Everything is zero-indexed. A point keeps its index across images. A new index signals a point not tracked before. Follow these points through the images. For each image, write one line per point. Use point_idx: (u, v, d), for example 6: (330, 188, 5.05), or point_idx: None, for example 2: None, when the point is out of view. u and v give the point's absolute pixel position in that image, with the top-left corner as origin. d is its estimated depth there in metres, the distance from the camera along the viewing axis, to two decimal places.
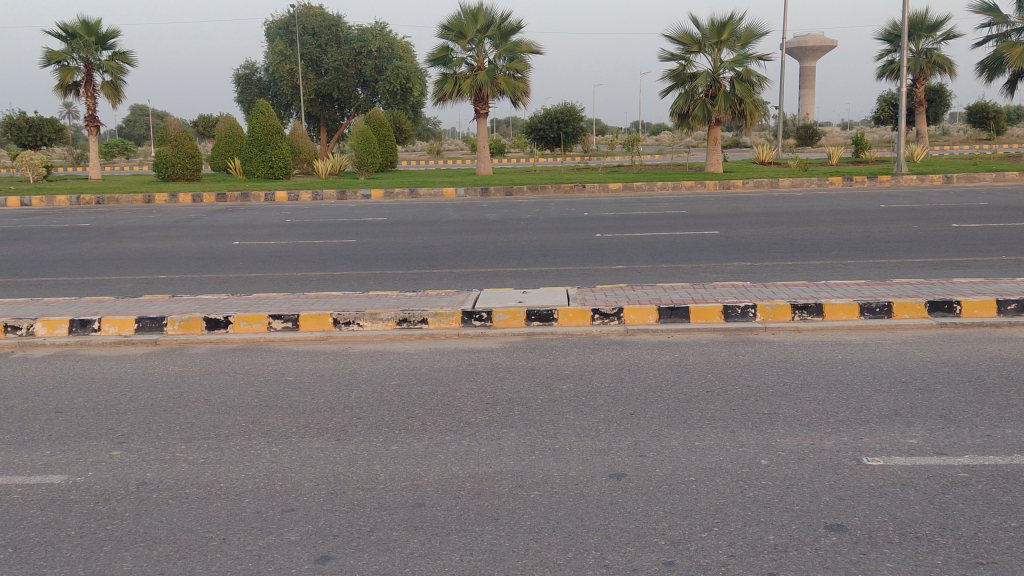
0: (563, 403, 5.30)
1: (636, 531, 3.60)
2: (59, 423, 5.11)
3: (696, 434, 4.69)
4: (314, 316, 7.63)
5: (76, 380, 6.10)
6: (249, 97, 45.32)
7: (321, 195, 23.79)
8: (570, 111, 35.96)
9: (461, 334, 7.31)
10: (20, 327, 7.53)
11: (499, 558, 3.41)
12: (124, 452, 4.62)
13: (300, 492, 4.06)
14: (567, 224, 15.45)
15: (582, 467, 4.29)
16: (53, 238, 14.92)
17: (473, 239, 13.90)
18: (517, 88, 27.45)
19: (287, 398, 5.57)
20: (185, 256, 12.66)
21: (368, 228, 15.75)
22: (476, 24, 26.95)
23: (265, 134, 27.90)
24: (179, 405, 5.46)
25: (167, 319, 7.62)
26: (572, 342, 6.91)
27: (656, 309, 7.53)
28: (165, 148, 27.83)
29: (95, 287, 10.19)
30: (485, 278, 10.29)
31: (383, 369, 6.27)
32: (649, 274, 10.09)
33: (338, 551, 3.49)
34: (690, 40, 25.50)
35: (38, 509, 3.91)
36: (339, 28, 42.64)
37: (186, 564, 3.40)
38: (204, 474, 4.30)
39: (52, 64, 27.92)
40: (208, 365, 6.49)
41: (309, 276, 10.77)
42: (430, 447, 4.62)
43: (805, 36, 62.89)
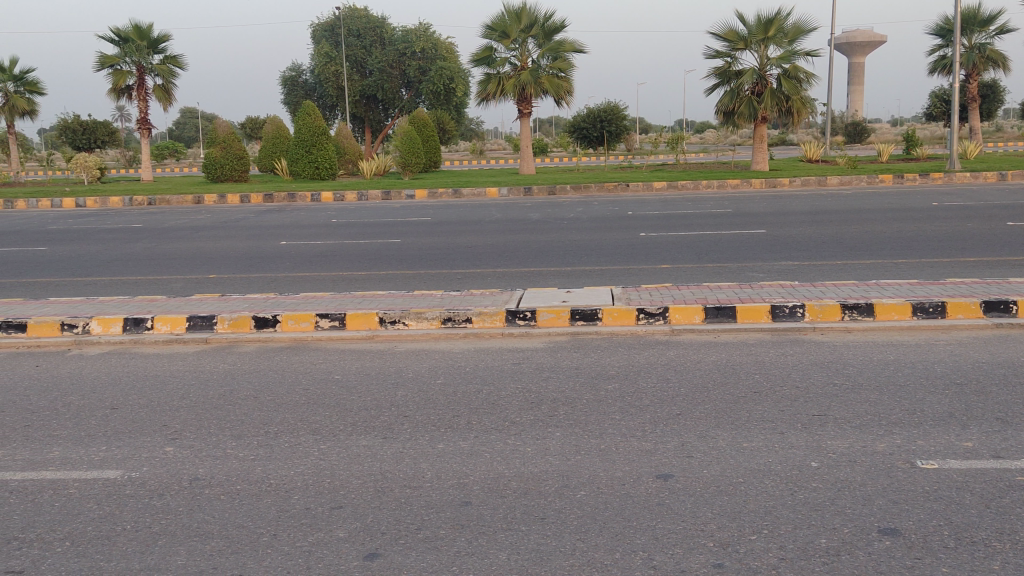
0: (609, 403, 5.28)
1: (685, 533, 3.58)
2: (115, 419, 5.23)
3: (744, 434, 4.65)
4: (360, 315, 7.69)
5: (130, 377, 6.23)
6: (296, 99, 45.90)
7: (366, 195, 24.02)
8: (613, 110, 35.77)
9: (506, 334, 7.31)
10: (76, 326, 7.70)
11: (547, 558, 3.41)
12: (177, 448, 4.71)
13: (348, 489, 4.10)
14: (612, 224, 15.37)
15: (629, 467, 4.27)
16: (107, 238, 15.26)
17: (516, 238, 13.90)
18: (561, 87, 27.38)
19: (335, 396, 5.63)
20: (233, 256, 12.84)
21: (414, 228, 15.84)
22: (520, 24, 27.00)
23: (311, 134, 28.22)
24: (229, 402, 5.56)
25: (218, 317, 7.75)
26: (617, 342, 6.87)
27: (702, 309, 7.46)
28: (215, 149, 28.32)
29: (147, 287, 10.37)
30: (529, 278, 10.27)
31: (428, 368, 6.29)
32: (695, 274, 9.99)
33: (386, 548, 3.52)
34: (735, 36, 25.25)
35: (94, 503, 4.00)
36: (383, 29, 43.04)
37: (238, 559, 3.46)
38: (255, 470, 4.37)
39: (106, 68, 28.55)
40: (257, 363, 6.58)
41: (355, 276, 10.84)
42: (476, 446, 4.63)
43: (854, 32, 62.04)
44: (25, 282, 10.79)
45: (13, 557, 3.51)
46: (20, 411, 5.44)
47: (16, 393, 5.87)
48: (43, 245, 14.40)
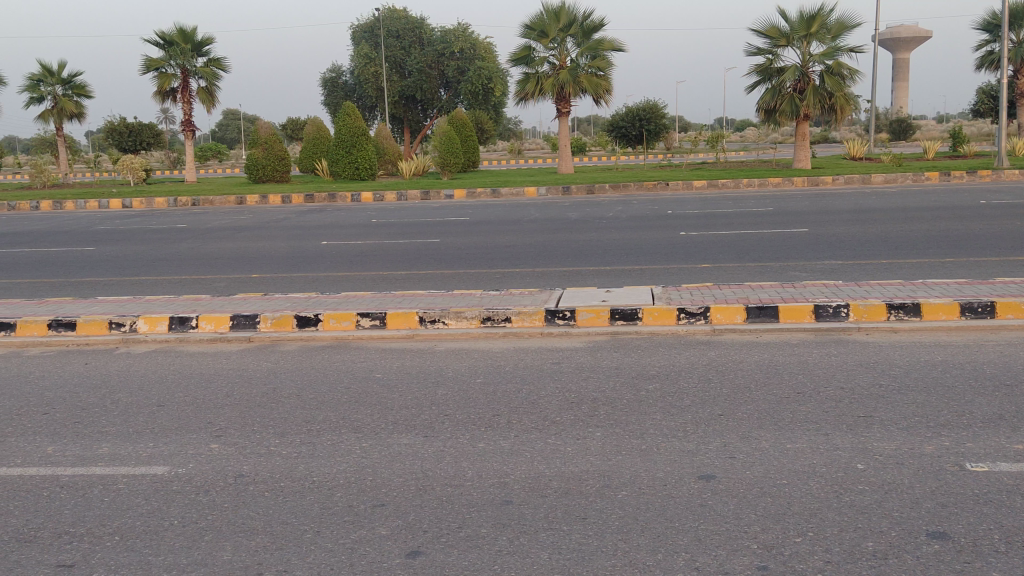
0: (650, 403, 5.25)
1: (728, 535, 3.54)
2: (161, 417, 5.32)
3: (788, 435, 4.60)
4: (401, 314, 7.75)
5: (175, 375, 6.34)
6: (336, 100, 46.32)
7: (405, 195, 24.15)
8: (653, 108, 35.54)
9: (545, 334, 7.31)
10: (124, 324, 7.85)
11: (589, 558, 3.40)
12: (222, 445, 4.78)
13: (390, 487, 4.13)
14: (652, 223, 15.30)
15: (670, 468, 4.25)
16: (153, 238, 15.53)
17: (556, 238, 13.91)
18: (600, 85, 27.28)
19: (376, 395, 5.66)
20: (276, 256, 12.98)
21: (453, 228, 15.89)
22: (558, 23, 26.96)
23: (351, 135, 28.47)
24: (273, 400, 5.62)
25: (261, 316, 7.84)
26: (658, 342, 6.84)
27: (744, 309, 7.39)
28: (257, 150, 28.68)
29: (192, 286, 10.53)
30: (569, 278, 10.25)
31: (468, 368, 6.30)
32: (737, 274, 9.90)
33: (429, 547, 3.53)
34: (777, 33, 24.98)
35: (143, 499, 4.07)
36: (422, 30, 43.31)
37: (282, 555, 3.50)
38: (298, 468, 4.42)
39: (151, 72, 29.07)
40: (300, 362, 6.65)
41: (395, 276, 10.90)
42: (517, 445, 4.63)
43: (898, 27, 61.04)
44: (74, 282, 11.02)
45: (64, 551, 3.57)
46: (70, 408, 5.56)
47: (68, 389, 6.01)
48: (91, 245, 14.70)
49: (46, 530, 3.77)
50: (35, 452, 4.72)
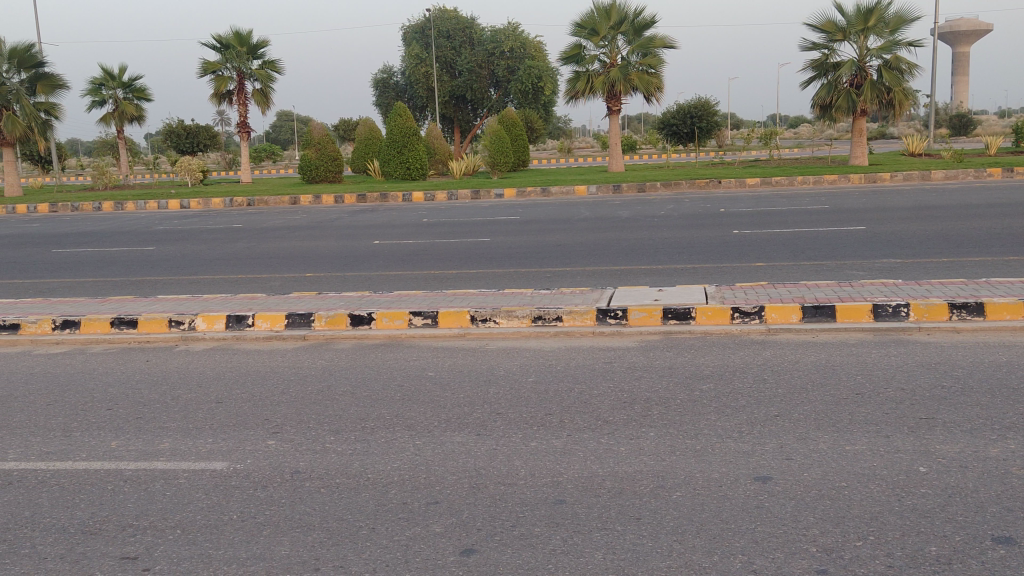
0: (705, 403, 5.20)
1: (785, 537, 3.49)
2: (220, 413, 5.43)
3: (847, 438, 4.51)
4: (452, 313, 7.79)
5: (233, 372, 6.45)
6: (387, 101, 46.70)
7: (456, 195, 24.24)
8: (705, 105, 35.14)
9: (597, 333, 7.28)
10: (183, 322, 8.02)
11: (643, 558, 3.38)
12: (278, 441, 4.85)
13: (444, 485, 4.15)
14: (704, 221, 15.18)
15: (726, 469, 4.20)
16: (211, 238, 15.84)
17: (608, 237, 13.84)
18: (651, 83, 27.10)
19: (429, 393, 5.70)
20: (329, 255, 13.14)
21: (504, 227, 15.93)
22: (609, 21, 26.83)
23: (402, 135, 28.68)
24: (328, 397, 5.69)
25: (315, 315, 7.95)
26: (712, 341, 6.76)
27: (800, 308, 7.28)
28: (310, 151, 29.06)
29: (249, 285, 10.72)
30: (620, 276, 10.21)
31: (520, 366, 6.30)
32: (792, 273, 9.76)
33: (483, 545, 3.54)
34: (833, 28, 24.54)
35: (203, 493, 4.15)
36: (472, 30, 43.44)
37: (339, 551, 3.54)
38: (353, 464, 4.47)
39: (208, 74, 29.64)
40: (353, 360, 6.73)
41: (447, 274, 10.98)
42: (569, 444, 4.63)
43: (958, 20, 59.63)
44: (134, 280, 11.27)
45: (128, 544, 3.66)
46: (133, 404, 5.70)
47: (131, 386, 6.16)
48: (151, 245, 15.05)
49: (111, 522, 3.87)
50: (100, 446, 4.85)
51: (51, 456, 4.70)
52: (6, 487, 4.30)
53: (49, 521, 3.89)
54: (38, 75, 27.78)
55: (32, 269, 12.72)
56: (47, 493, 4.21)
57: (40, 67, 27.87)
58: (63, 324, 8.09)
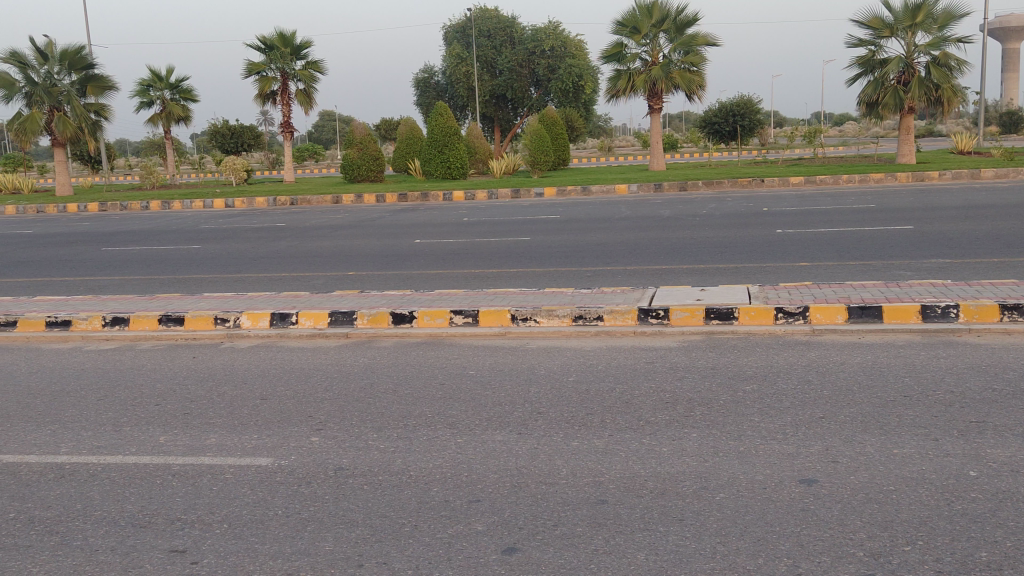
0: (748, 404, 5.16)
1: (832, 541, 3.45)
2: (265, 409, 5.50)
3: (895, 440, 4.44)
4: (493, 312, 7.79)
5: (277, 369, 6.55)
6: (428, 100, 46.95)
7: (496, 195, 24.29)
8: (747, 103, 34.77)
9: (639, 333, 7.25)
10: (228, 319, 8.13)
11: (685, 560, 3.36)
12: (322, 439, 4.90)
13: (485, 484, 4.16)
14: (746, 220, 15.05)
15: (771, 471, 4.15)
16: (255, 237, 16.07)
17: (648, 236, 13.78)
18: (693, 81, 26.91)
19: (470, 392, 5.72)
20: (370, 254, 13.27)
21: (544, 225, 15.94)
22: (651, 19, 26.70)
23: (443, 135, 28.82)
24: (370, 395, 5.74)
25: (357, 313, 8.03)
26: (755, 342, 6.70)
27: (845, 309, 7.18)
28: (352, 151, 29.32)
29: (292, 282, 10.87)
30: (661, 276, 10.18)
31: (561, 365, 6.31)
32: (837, 272, 9.63)
33: (524, 543, 3.55)
34: (880, 24, 24.17)
35: (249, 488, 4.22)
36: (513, 29, 43.53)
37: (382, 547, 3.57)
38: (395, 462, 4.49)
39: (253, 75, 30.04)
40: (395, 358, 6.77)
41: (487, 273, 11.04)
42: (610, 443, 4.62)
43: (1008, 16, 58.44)
44: (180, 278, 11.46)
45: (177, 537, 3.73)
46: (180, 399, 5.80)
47: (179, 382, 6.28)
48: (197, 244, 15.30)
49: (160, 516, 3.94)
50: (149, 440, 4.95)
51: (102, 450, 4.81)
52: (60, 479, 4.40)
53: (101, 513, 3.98)
54: (88, 77, 28.33)
55: (82, 267, 12.98)
56: (99, 486, 4.30)
57: (90, 69, 28.41)
58: (112, 320, 8.25)
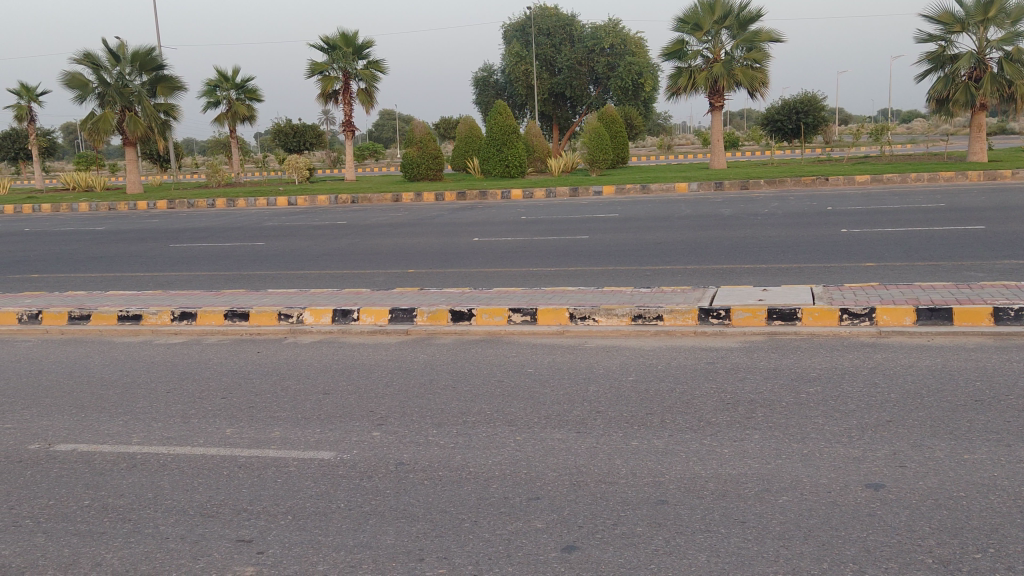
0: (812, 407, 5.06)
1: (900, 546, 3.38)
2: (327, 404, 5.60)
3: (965, 446, 4.32)
4: (551, 310, 7.79)
5: (339, 364, 6.64)
6: (487, 98, 47.06)
7: (555, 192, 24.29)
8: (811, 100, 34.14)
9: (699, 333, 7.17)
10: (291, 315, 8.28)
11: (749, 563, 3.32)
12: (383, 434, 4.96)
13: (544, 481, 4.18)
14: (810, 219, 14.81)
15: (836, 475, 4.08)
16: (317, 234, 16.32)
17: (709, 234, 13.63)
18: (755, 78, 26.52)
19: (528, 389, 5.74)
20: (430, 251, 13.39)
21: (602, 224, 15.90)
22: (713, 15, 26.37)
23: (502, 133, 28.87)
24: (429, 391, 5.79)
25: (417, 310, 8.10)
26: (820, 342, 6.60)
27: (914, 310, 7.00)
28: (412, 149, 29.56)
29: (353, 279, 11.02)
30: (721, 275, 10.07)
31: (619, 364, 6.29)
32: (904, 273, 9.42)
33: (584, 542, 3.55)
34: (951, 19, 23.53)
35: (312, 481, 4.29)
36: (573, 27, 43.35)
37: (442, 542, 3.60)
38: (455, 458, 4.53)
39: (316, 75, 30.50)
40: (455, 355, 6.83)
41: (545, 271, 11.05)
42: (670, 444, 4.58)
43: None
44: (246, 274, 11.70)
45: (244, 527, 3.81)
46: (246, 393, 5.92)
47: (243, 375, 6.42)
48: (261, 241, 15.59)
49: (227, 506, 4.03)
50: (216, 433, 5.06)
51: (172, 441, 4.93)
52: (132, 469, 4.53)
53: (171, 503, 4.09)
54: (158, 77, 29.05)
55: (152, 263, 13.34)
56: (168, 476, 4.42)
57: (160, 70, 29.12)
58: (180, 315, 8.46)
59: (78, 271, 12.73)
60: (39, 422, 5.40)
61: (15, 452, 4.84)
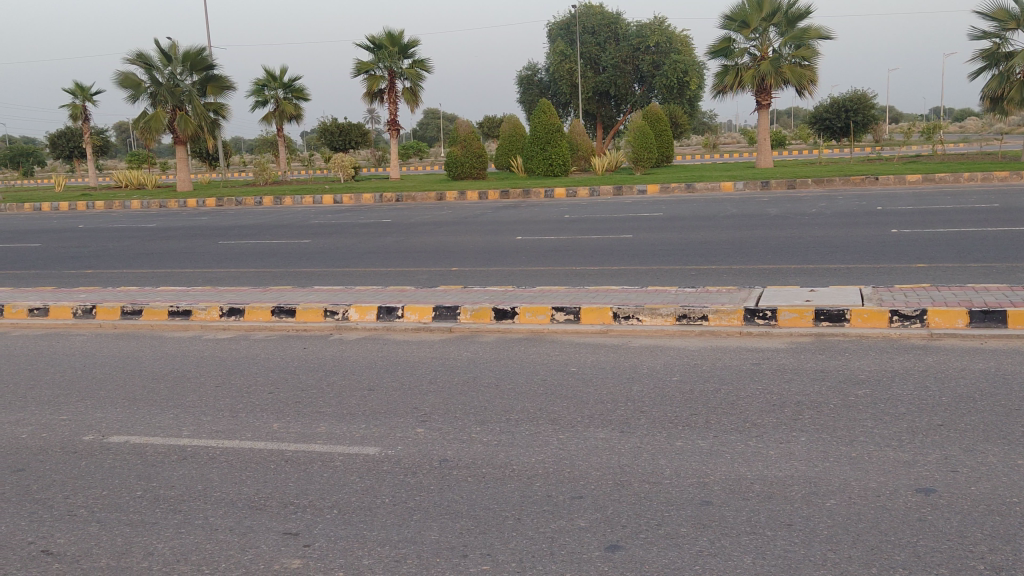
0: (860, 409, 4.98)
1: (951, 552, 3.31)
2: (373, 400, 5.65)
3: (1020, 452, 4.21)
4: (595, 309, 7.78)
5: (383, 361, 6.70)
6: (531, 97, 47.05)
7: (598, 190, 24.22)
8: (861, 98, 33.55)
9: (745, 333, 7.10)
10: (337, 312, 8.36)
11: (795, 566, 3.28)
12: (427, 430, 4.99)
13: (588, 480, 4.17)
14: (859, 219, 14.59)
15: (885, 479, 4.01)
16: (362, 232, 16.48)
17: (755, 234, 13.47)
18: (804, 76, 26.11)
19: (572, 388, 5.73)
20: (474, 249, 13.45)
21: (646, 223, 15.82)
22: (761, 12, 26.06)
23: (546, 132, 28.84)
24: (473, 389, 5.81)
25: (461, 308, 8.13)
26: (869, 344, 6.50)
27: (967, 312, 6.85)
28: (456, 148, 29.68)
29: (398, 277, 11.10)
30: (767, 275, 9.96)
31: (664, 364, 6.25)
32: (957, 274, 9.23)
33: (628, 541, 3.54)
34: (1007, 16, 22.99)
35: (357, 476, 4.33)
36: (618, 25, 43.13)
37: (485, 539, 3.61)
38: (499, 456, 4.54)
39: (362, 74, 30.76)
40: (498, 352, 6.84)
41: (589, 270, 11.04)
42: (715, 445, 4.54)
43: None
44: (293, 272, 11.84)
45: (291, 520, 3.86)
46: (293, 388, 6.00)
47: (290, 371, 6.51)
48: (307, 238, 15.78)
49: (274, 499, 4.09)
50: (264, 427, 5.13)
51: (220, 435, 5.02)
52: (182, 461, 4.62)
53: (220, 495, 4.16)
54: (208, 77, 29.54)
55: (201, 259, 13.57)
56: (217, 469, 4.49)
57: (210, 70, 29.60)
58: (228, 311, 8.61)
59: (130, 267, 13.00)
60: (93, 414, 5.52)
61: (70, 442, 4.96)
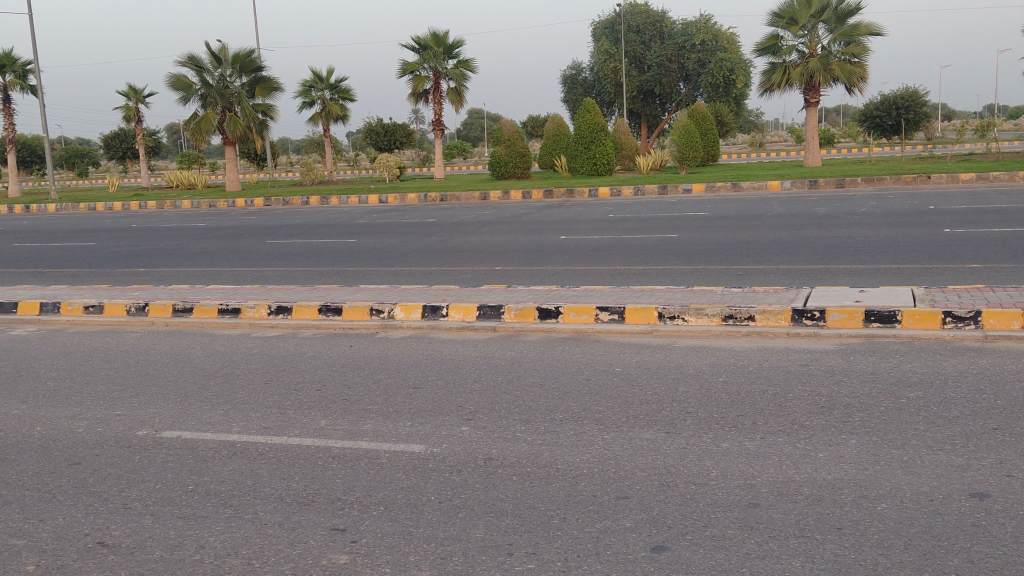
0: (912, 412, 4.89)
1: (1007, 559, 3.24)
2: (418, 398, 5.69)
3: None
4: (640, 309, 7.74)
5: (428, 359, 6.74)
6: (576, 97, 46.92)
7: (643, 190, 24.06)
8: (913, 95, 32.90)
9: (792, 334, 7.01)
10: (382, 310, 8.43)
11: (846, 569, 3.24)
12: (472, 429, 5.01)
13: (634, 480, 4.15)
14: (910, 218, 14.30)
15: (938, 483, 3.93)
16: (407, 231, 16.57)
17: (802, 234, 13.28)
18: (854, 73, 25.65)
19: (617, 388, 5.70)
20: (518, 249, 13.45)
21: (692, 222, 15.67)
22: (809, 9, 25.69)
23: (590, 131, 28.75)
24: (517, 388, 5.82)
25: (505, 307, 8.13)
26: (922, 346, 6.38)
27: (1022, 314, 6.69)
28: (500, 148, 29.72)
29: (442, 276, 11.15)
30: (815, 275, 9.81)
31: (709, 365, 6.20)
32: (1012, 275, 9.02)
33: (674, 542, 3.52)
34: None
35: (403, 474, 4.36)
36: (663, 23, 42.81)
37: (530, 538, 3.62)
38: (544, 456, 4.53)
39: (407, 75, 30.95)
40: (542, 352, 6.84)
41: (634, 270, 10.98)
42: (762, 447, 4.49)
43: None
44: (338, 271, 11.95)
45: (337, 516, 3.90)
46: (338, 385, 6.07)
47: (336, 368, 6.58)
48: (353, 238, 15.91)
49: (323, 496, 4.14)
50: (310, 424, 5.19)
51: (269, 431, 5.09)
52: (232, 457, 4.70)
53: (269, 490, 4.22)
54: (257, 79, 29.96)
55: (248, 258, 13.76)
56: (266, 464, 4.56)
57: (259, 71, 30.01)
58: (277, 308, 8.73)
59: (180, 266, 13.22)
60: (147, 410, 5.64)
61: (125, 437, 5.07)
